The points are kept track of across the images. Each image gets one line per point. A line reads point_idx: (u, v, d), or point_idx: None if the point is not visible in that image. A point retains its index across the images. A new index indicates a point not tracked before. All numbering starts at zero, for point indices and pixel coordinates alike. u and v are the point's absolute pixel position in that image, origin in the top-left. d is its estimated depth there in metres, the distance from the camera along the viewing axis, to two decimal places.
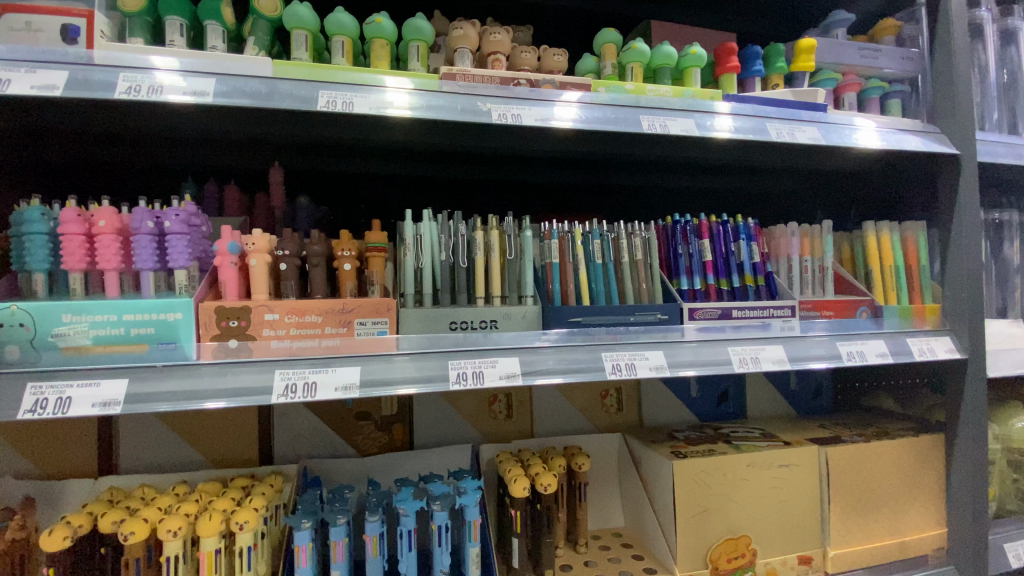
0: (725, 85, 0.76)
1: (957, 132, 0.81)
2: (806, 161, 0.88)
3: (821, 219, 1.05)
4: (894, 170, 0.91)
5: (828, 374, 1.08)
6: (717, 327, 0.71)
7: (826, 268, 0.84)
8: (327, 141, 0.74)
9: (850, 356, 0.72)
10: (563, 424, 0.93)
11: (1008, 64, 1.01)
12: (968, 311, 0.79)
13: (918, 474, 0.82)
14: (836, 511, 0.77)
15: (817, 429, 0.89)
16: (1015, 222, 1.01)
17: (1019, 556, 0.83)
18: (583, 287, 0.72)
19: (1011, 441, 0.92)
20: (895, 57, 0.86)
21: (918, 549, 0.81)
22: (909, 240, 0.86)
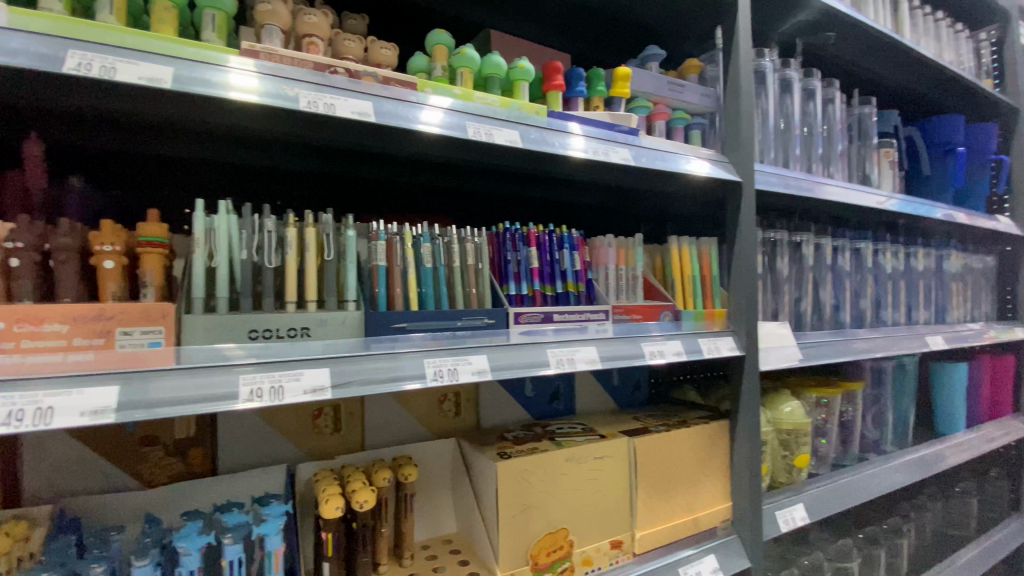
0: (551, 102, 0.80)
1: (740, 163, 0.95)
2: (626, 180, 0.96)
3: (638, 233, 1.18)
4: (694, 196, 1.06)
5: (645, 371, 1.21)
6: (539, 331, 0.75)
7: (637, 276, 0.94)
8: (109, 120, 0.62)
9: (652, 355, 0.80)
10: (398, 433, 0.89)
11: (784, 108, 1.22)
12: (746, 315, 0.94)
13: (709, 456, 0.95)
14: (642, 495, 0.85)
15: (630, 421, 0.98)
16: (784, 242, 1.23)
17: (785, 519, 1.00)
18: (411, 292, 0.69)
19: (779, 422, 1.11)
20: (695, 94, 0.99)
21: (708, 522, 0.93)
22: (704, 253, 1.00)
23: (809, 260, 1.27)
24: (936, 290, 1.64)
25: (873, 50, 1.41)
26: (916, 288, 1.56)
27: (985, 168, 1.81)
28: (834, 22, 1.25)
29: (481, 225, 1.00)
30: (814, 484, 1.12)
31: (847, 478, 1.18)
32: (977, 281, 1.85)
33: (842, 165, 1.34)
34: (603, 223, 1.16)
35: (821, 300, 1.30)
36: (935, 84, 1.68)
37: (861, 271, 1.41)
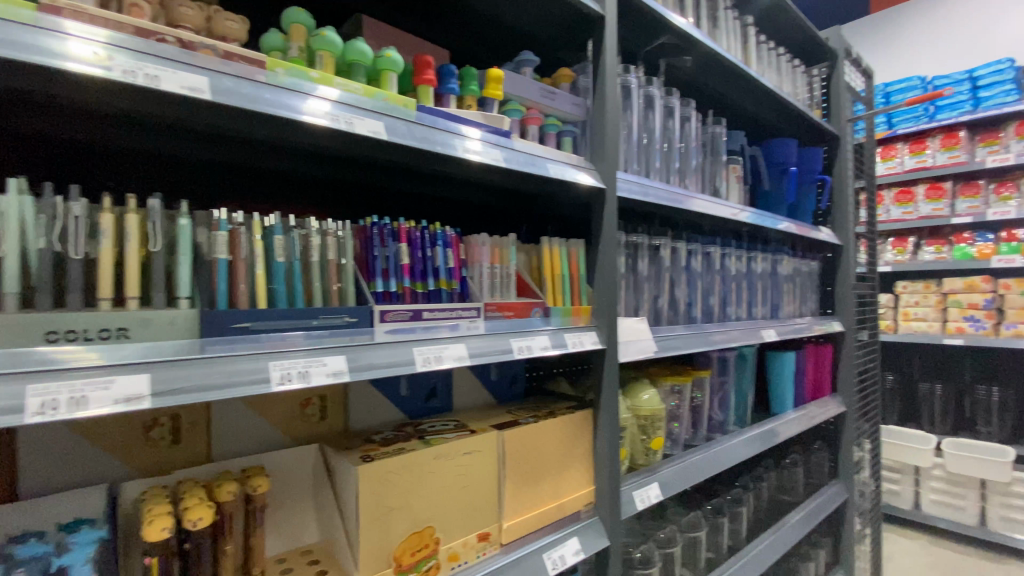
0: (422, 96, 0.79)
1: (605, 171, 1.01)
2: (500, 180, 0.98)
3: (511, 233, 1.22)
4: (562, 200, 1.13)
5: (521, 367, 1.23)
6: (408, 330, 0.71)
7: (510, 275, 0.95)
8: None
9: (520, 350, 0.83)
10: (252, 442, 0.83)
11: (647, 122, 1.33)
12: (608, 311, 1.01)
13: (574, 444, 1.00)
14: (509, 487, 0.87)
15: (502, 415, 1.00)
16: (643, 245, 1.34)
17: (642, 498, 1.09)
18: (259, 288, 0.64)
19: (638, 409, 1.22)
20: (567, 102, 1.03)
21: (573, 506, 0.99)
22: (573, 253, 1.05)
23: (666, 262, 1.40)
24: (772, 289, 1.89)
25: (725, 76, 1.59)
26: (755, 288, 1.78)
27: (812, 186, 2.12)
28: (692, 48, 1.38)
29: (351, 219, 0.98)
30: (669, 464, 1.24)
31: (696, 457, 1.31)
32: (805, 282, 2.16)
33: (695, 178, 1.49)
34: (479, 223, 1.19)
35: (676, 298, 1.43)
36: (775, 111, 1.94)
37: (711, 273, 1.58)
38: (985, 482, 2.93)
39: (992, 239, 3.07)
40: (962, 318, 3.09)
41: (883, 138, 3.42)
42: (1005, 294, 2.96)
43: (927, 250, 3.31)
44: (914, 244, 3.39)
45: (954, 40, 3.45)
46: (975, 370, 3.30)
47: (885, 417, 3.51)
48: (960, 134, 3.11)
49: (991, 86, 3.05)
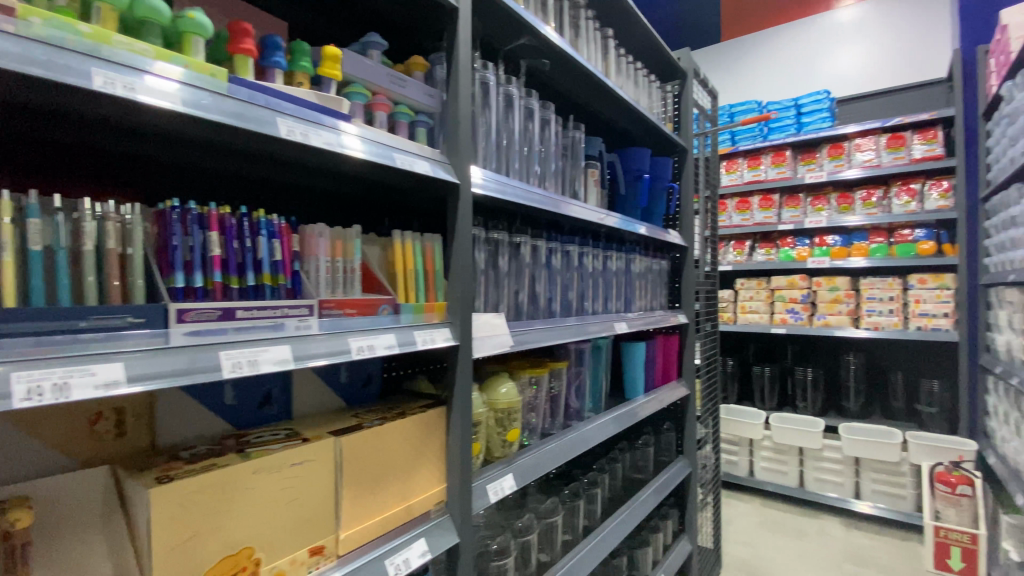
0: (238, 67, 0.71)
1: (459, 165, 0.99)
2: (343, 167, 0.92)
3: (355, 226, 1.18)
4: (409, 194, 1.10)
5: (377, 366, 1.15)
6: (213, 331, 0.64)
7: (355, 269, 0.89)
8: None
9: (359, 351, 0.77)
10: (19, 470, 0.69)
11: (507, 123, 1.34)
12: (462, 307, 0.98)
13: (424, 444, 0.97)
14: (347, 495, 0.82)
15: (347, 419, 0.94)
16: (503, 242, 1.35)
17: (495, 491, 1.09)
18: (4, 282, 0.52)
19: (496, 402, 1.21)
20: (419, 92, 1.00)
21: (422, 508, 0.95)
22: (428, 248, 1.01)
23: (527, 259, 1.43)
24: (626, 285, 2.03)
25: (584, 82, 1.66)
26: (611, 284, 1.91)
27: (663, 192, 2.31)
28: (550, 52, 1.42)
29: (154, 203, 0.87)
30: (524, 455, 1.25)
31: (552, 445, 1.35)
32: (657, 279, 2.37)
33: (555, 179, 1.54)
34: (319, 214, 1.12)
35: (537, 293, 1.47)
36: (632, 120, 2.08)
37: (569, 270, 1.65)
38: (800, 448, 3.47)
39: (807, 243, 3.65)
40: (785, 310, 3.63)
41: (728, 153, 3.89)
42: (817, 290, 3.53)
43: (759, 251, 3.84)
44: (750, 246, 3.91)
45: (789, 78, 4.11)
46: (793, 354, 3.90)
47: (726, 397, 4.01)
48: (786, 153, 3.63)
49: (811, 114, 3.63)
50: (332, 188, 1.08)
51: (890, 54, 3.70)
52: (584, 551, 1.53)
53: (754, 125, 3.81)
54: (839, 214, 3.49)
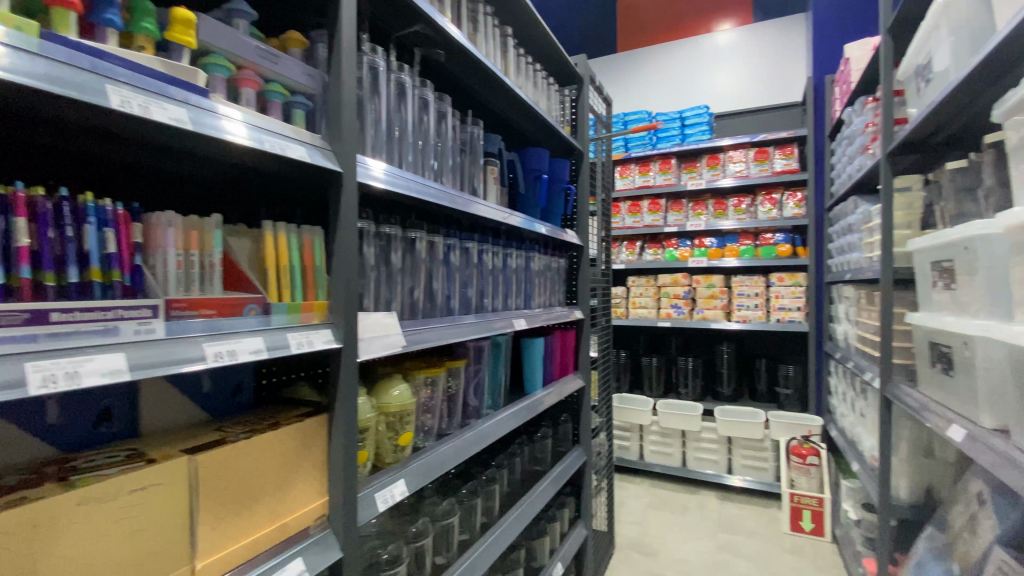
0: (56, 22, 0.60)
1: (341, 152, 0.91)
2: (199, 148, 0.81)
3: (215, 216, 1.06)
4: (283, 182, 1.01)
5: (248, 372, 1.05)
6: (20, 338, 0.52)
7: (215, 264, 0.80)
8: None
9: (216, 357, 0.68)
10: None
11: (400, 112, 1.27)
12: (345, 307, 0.90)
13: (301, 457, 0.89)
14: (205, 520, 0.73)
15: (208, 433, 0.84)
16: (396, 236, 1.29)
17: (384, 498, 1.02)
18: None
19: (386, 406, 1.15)
20: (296, 70, 0.91)
21: (297, 526, 0.87)
22: (306, 242, 0.92)
23: (422, 255, 1.37)
24: (525, 282, 2.04)
25: (481, 76, 1.63)
26: (510, 281, 1.91)
27: (561, 193, 2.36)
28: (444, 42, 1.37)
29: None
30: (417, 458, 1.20)
31: (448, 446, 1.31)
32: (555, 277, 2.42)
33: (451, 174, 1.50)
34: (169, 200, 1.00)
35: (434, 289, 1.42)
36: (531, 120, 2.10)
37: (468, 266, 1.62)
38: (683, 432, 3.77)
39: (689, 245, 3.98)
40: (670, 305, 3.92)
41: (622, 158, 4.11)
42: (696, 287, 3.87)
43: (649, 252, 4.11)
44: (640, 246, 4.18)
45: (674, 92, 4.44)
46: (677, 346, 4.23)
47: (619, 387, 4.25)
48: (672, 161, 3.92)
49: (694, 126, 3.95)
50: (188, 173, 0.96)
51: (757, 77, 4.13)
52: (482, 549, 1.51)
53: (645, 133, 4.07)
54: (715, 219, 3.85)
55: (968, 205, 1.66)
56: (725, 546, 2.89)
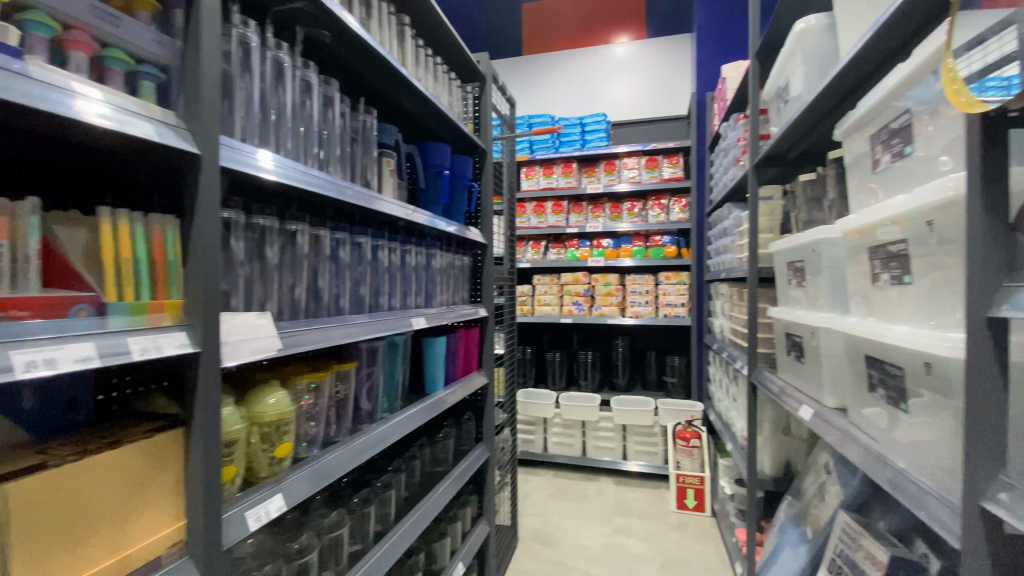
0: None
1: (201, 133, 0.81)
2: (10, 118, 0.67)
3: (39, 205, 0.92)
4: (130, 164, 0.88)
5: (88, 384, 0.90)
6: None
7: (31, 258, 0.68)
8: None
9: (29, 369, 0.56)
10: None
11: (278, 94, 1.16)
12: (203, 307, 0.80)
13: (151, 477, 0.77)
14: (18, 561, 0.61)
15: (28, 456, 0.71)
16: (273, 229, 1.18)
17: (257, 515, 0.93)
18: None
19: (258, 415, 1.05)
20: (146, 37, 0.79)
21: (146, 557, 0.76)
22: (155, 234, 0.80)
23: (304, 250, 1.27)
24: (425, 280, 1.93)
25: (374, 63, 1.55)
26: (408, 279, 1.77)
27: (464, 191, 2.30)
28: (329, 23, 1.29)
29: None
30: (299, 469, 1.10)
31: (335, 453, 1.22)
32: (457, 275, 2.32)
33: (340, 165, 1.41)
34: None
35: (319, 288, 1.32)
36: (430, 113, 2.04)
37: (362, 263, 1.51)
38: (583, 424, 3.93)
39: (589, 245, 4.16)
40: (571, 302, 4.07)
41: (526, 159, 4.19)
42: (594, 285, 4.06)
43: (552, 252, 4.23)
44: (544, 246, 4.29)
45: (575, 98, 4.62)
46: (579, 342, 4.40)
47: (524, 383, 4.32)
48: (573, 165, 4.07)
49: (593, 132, 4.12)
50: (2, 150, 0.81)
51: (649, 89, 4.41)
52: (375, 558, 1.44)
53: (549, 136, 4.15)
54: (612, 221, 4.07)
55: (816, 214, 1.90)
56: (620, 529, 3.06)
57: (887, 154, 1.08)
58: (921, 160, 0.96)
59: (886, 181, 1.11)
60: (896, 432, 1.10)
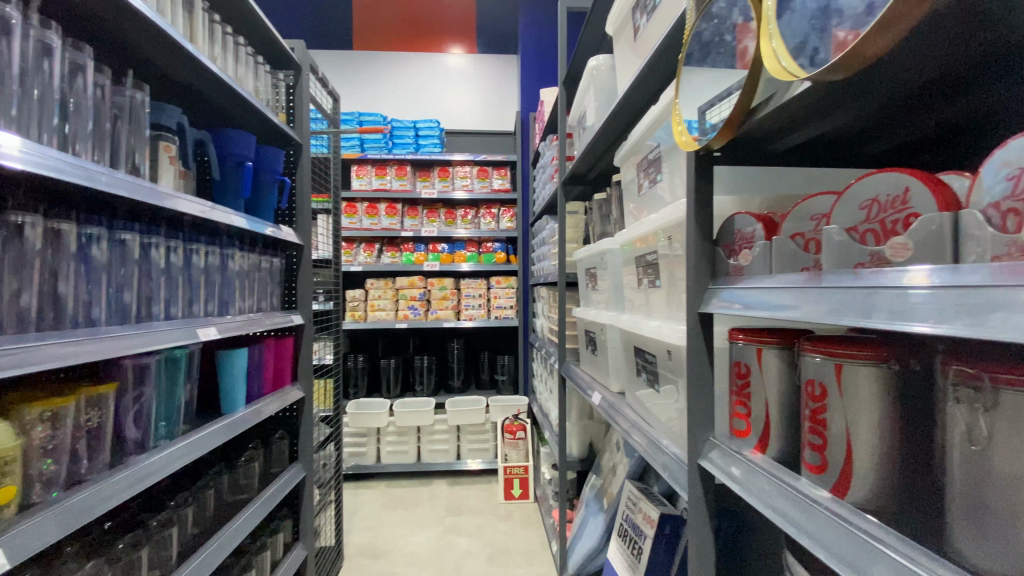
0: None
1: None
2: None
3: None
4: None
5: None
6: None
7: None
8: None
9: None
10: None
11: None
12: None
13: None
14: None
15: None
16: None
17: None
18: None
19: None
20: None
21: None
22: None
23: (36, 247, 1.03)
24: (220, 285, 1.70)
25: (144, 29, 1.31)
26: (195, 283, 1.56)
27: (273, 185, 2.07)
28: None
29: None
30: (36, 512, 0.90)
31: (94, 487, 1.03)
32: (266, 278, 2.04)
33: (94, 147, 1.17)
34: None
35: (60, 293, 1.08)
36: (227, 96, 1.80)
37: (127, 264, 1.28)
38: (418, 429, 3.89)
39: (425, 249, 4.14)
40: (407, 307, 4.00)
41: (357, 157, 4.00)
42: (430, 289, 4.07)
43: (387, 255, 4.09)
44: (379, 249, 4.12)
45: (404, 100, 4.56)
46: (415, 347, 4.34)
47: (356, 393, 4.07)
48: (407, 168, 4.01)
49: (426, 138, 4.11)
50: None
51: (478, 101, 4.60)
52: None
53: (380, 136, 4.02)
54: (447, 226, 4.11)
55: (607, 227, 2.18)
56: (450, 528, 3.11)
57: (647, 180, 1.30)
58: (668, 187, 1.17)
59: (647, 202, 1.33)
60: (656, 411, 1.32)
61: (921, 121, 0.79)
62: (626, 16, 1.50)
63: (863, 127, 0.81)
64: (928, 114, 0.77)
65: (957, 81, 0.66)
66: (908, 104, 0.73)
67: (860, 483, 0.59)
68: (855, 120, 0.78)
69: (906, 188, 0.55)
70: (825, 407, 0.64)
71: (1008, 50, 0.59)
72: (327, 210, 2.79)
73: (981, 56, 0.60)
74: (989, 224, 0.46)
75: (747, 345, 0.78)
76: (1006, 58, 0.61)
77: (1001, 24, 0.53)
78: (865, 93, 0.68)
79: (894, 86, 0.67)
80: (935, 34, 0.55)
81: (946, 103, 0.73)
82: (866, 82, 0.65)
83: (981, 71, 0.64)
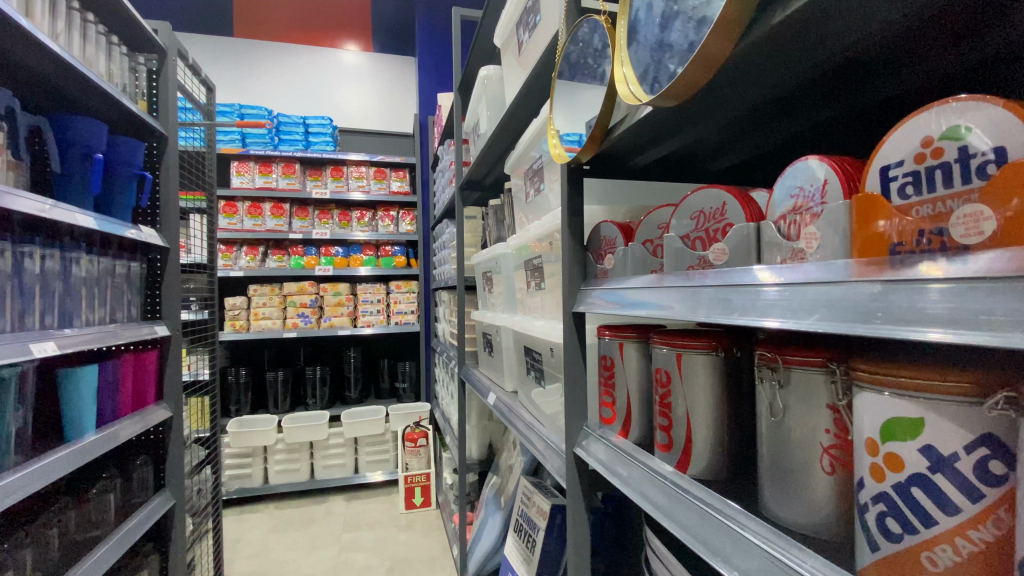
0: None
1: None
2: None
3: None
4: None
5: None
6: None
7: None
8: None
9: None
10: None
11: None
12: None
13: None
14: None
15: None
16: None
17: None
18: None
19: None
20: None
21: None
22: None
23: None
24: (62, 295, 1.49)
25: None
26: (30, 291, 1.35)
27: (131, 180, 1.85)
28: None
29: None
30: None
31: None
32: (121, 286, 1.82)
33: None
34: None
35: None
36: (71, 78, 1.57)
37: None
38: (310, 443, 3.68)
39: (315, 252, 3.92)
40: (296, 314, 3.76)
41: (237, 153, 3.69)
42: (323, 295, 3.87)
43: (272, 259, 3.80)
44: (263, 252, 3.82)
45: (292, 95, 4.30)
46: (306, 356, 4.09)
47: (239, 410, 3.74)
48: (295, 166, 3.78)
49: (317, 135, 3.91)
50: None
51: (373, 101, 4.48)
52: None
53: (263, 131, 3.75)
54: (341, 229, 3.94)
55: (501, 231, 2.25)
56: (347, 545, 2.97)
57: (533, 189, 1.36)
58: (550, 196, 1.24)
59: (534, 209, 1.40)
60: (545, 408, 1.38)
61: (752, 142, 0.91)
62: (512, 31, 1.57)
63: (704, 147, 0.92)
64: (758, 135, 0.87)
65: (781, 104, 0.75)
66: (741, 126, 0.83)
67: (699, 457, 0.69)
68: (696, 140, 0.88)
69: (724, 203, 0.64)
70: (670, 392, 0.73)
71: (817, 82, 0.67)
72: (201, 209, 2.54)
73: (794, 85, 0.68)
74: (780, 233, 0.56)
75: (611, 341, 0.86)
76: (816, 89, 0.69)
77: (806, 58, 0.60)
78: (701, 116, 0.78)
79: (726, 108, 0.76)
80: (760, 62, 0.61)
81: (775, 124, 0.83)
82: (699, 107, 0.75)
83: (799, 97, 0.72)
